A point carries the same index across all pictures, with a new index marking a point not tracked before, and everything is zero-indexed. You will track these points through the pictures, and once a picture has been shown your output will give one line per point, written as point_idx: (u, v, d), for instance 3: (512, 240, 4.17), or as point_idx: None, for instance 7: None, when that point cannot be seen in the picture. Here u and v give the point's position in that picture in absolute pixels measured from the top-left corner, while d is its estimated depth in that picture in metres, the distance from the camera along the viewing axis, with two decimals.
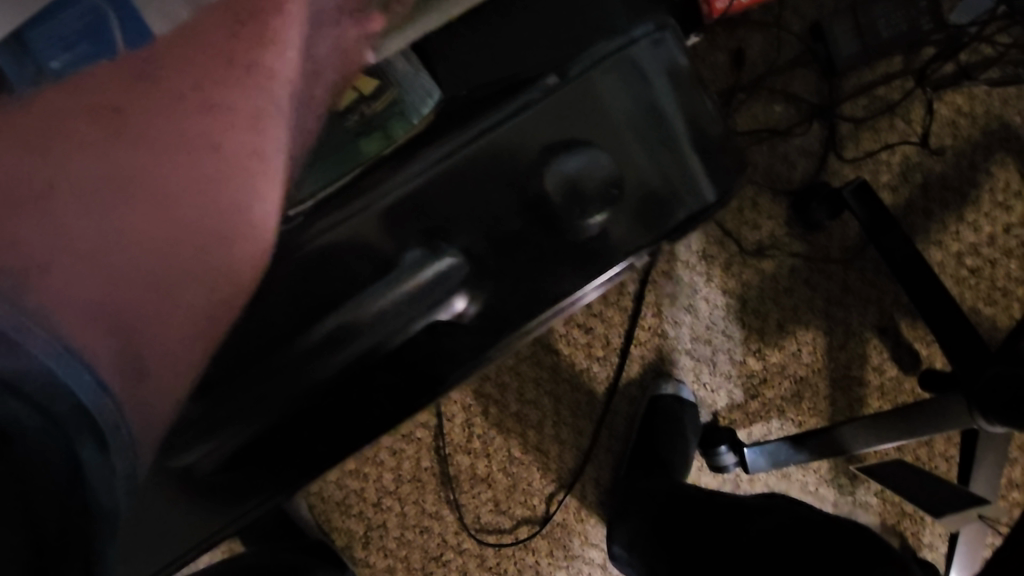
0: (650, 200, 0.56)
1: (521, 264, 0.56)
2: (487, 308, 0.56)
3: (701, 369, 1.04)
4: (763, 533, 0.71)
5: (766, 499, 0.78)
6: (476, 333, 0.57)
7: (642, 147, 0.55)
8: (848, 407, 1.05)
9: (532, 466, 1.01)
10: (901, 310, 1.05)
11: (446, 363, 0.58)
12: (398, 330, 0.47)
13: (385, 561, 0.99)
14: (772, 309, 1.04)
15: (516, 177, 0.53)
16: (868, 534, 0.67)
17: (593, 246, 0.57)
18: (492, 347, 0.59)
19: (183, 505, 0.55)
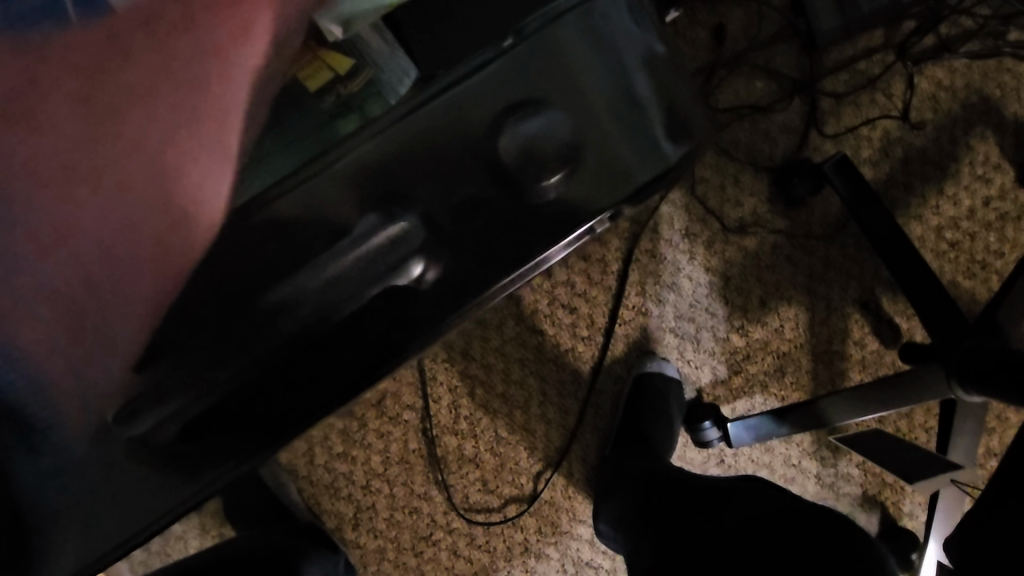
0: (613, 184, 0.41)
1: (485, 228, 0.40)
2: (449, 270, 0.41)
3: (685, 347, 1.05)
4: (751, 519, 0.72)
5: (744, 483, 0.80)
6: (432, 301, 0.41)
7: (612, 120, 0.40)
8: (830, 380, 1.06)
9: (519, 446, 1.02)
10: (881, 284, 1.06)
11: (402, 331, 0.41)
12: (353, 296, 0.35)
13: (375, 542, 1.00)
14: (754, 286, 1.05)
15: (473, 146, 0.38)
16: (866, 542, 0.68)
17: (561, 217, 0.40)
18: (442, 320, 0.42)
19: (161, 467, 0.38)
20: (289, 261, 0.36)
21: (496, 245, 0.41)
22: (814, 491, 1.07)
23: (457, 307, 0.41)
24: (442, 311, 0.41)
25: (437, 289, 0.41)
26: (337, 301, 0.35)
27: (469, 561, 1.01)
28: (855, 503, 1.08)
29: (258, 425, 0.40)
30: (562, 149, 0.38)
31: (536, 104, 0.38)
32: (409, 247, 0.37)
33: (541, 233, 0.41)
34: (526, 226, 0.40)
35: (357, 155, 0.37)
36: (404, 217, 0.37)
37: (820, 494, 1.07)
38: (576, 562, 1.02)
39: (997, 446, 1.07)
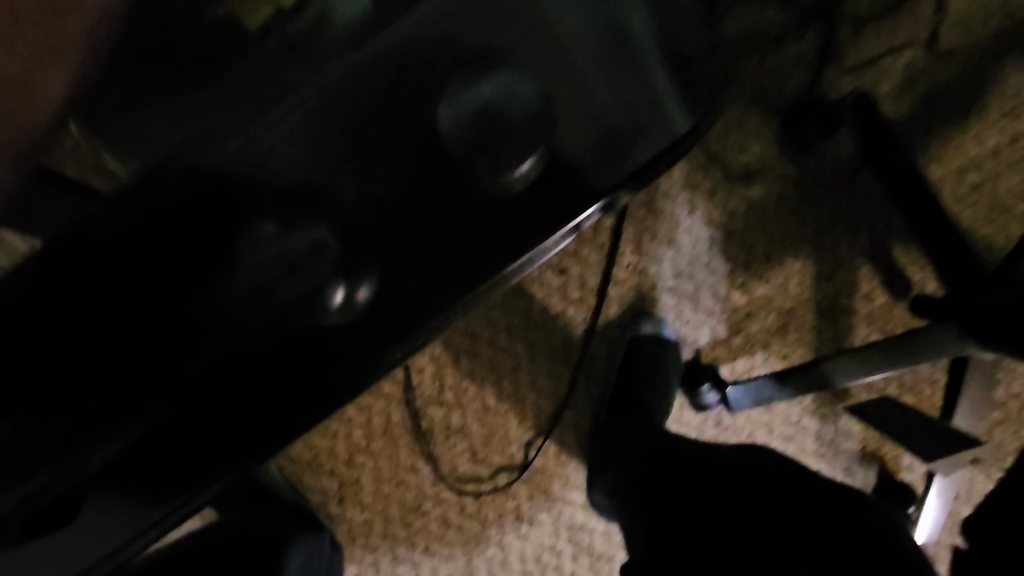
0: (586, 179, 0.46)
1: (416, 236, 0.45)
2: (388, 294, 0.46)
3: (683, 307, 0.98)
4: (763, 507, 0.65)
5: (746, 452, 0.74)
6: (375, 328, 0.46)
7: (608, 105, 0.44)
8: (836, 337, 1.00)
9: (507, 414, 0.97)
10: (895, 234, 0.98)
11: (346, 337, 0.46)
12: (277, 300, 0.42)
13: (362, 516, 0.97)
14: (758, 240, 0.97)
15: (427, 136, 0.42)
16: (890, 538, 0.61)
17: (548, 191, 0.46)
18: (384, 349, 0.47)
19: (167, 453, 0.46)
20: (239, 265, 0.40)
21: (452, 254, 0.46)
22: (813, 449, 1.04)
23: (395, 340, 0.47)
24: (385, 341, 0.47)
25: (372, 309, 0.46)
26: (271, 300, 0.42)
27: (461, 530, 0.98)
28: (854, 459, 1.05)
29: (237, 424, 0.47)
30: (491, 145, 0.42)
31: (523, 103, 0.42)
32: (337, 259, 0.43)
33: (494, 241, 0.46)
34: (474, 229, 0.46)
35: (335, 157, 0.41)
36: (321, 222, 0.42)
37: (819, 451, 1.04)
38: (570, 528, 1.00)
39: (1004, 397, 1.03)
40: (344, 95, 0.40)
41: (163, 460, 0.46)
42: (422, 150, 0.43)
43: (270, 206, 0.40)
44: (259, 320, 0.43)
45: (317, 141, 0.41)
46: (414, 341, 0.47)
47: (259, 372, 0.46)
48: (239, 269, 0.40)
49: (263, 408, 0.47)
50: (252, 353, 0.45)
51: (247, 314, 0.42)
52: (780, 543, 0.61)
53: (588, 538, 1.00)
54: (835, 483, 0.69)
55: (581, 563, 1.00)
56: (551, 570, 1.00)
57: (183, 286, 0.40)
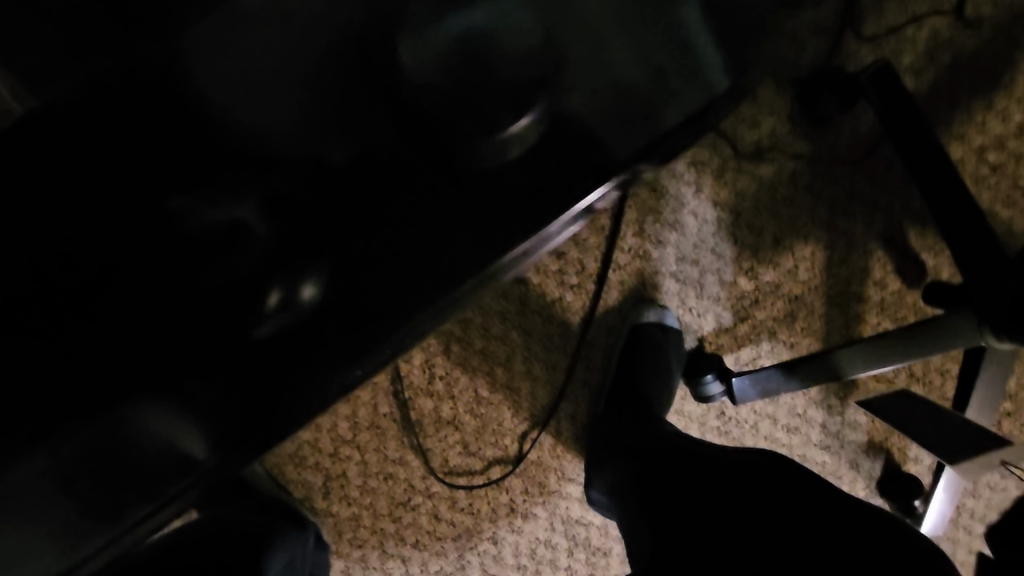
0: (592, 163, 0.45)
1: (380, 222, 0.43)
2: (351, 301, 0.42)
3: (687, 293, 0.94)
4: (777, 506, 0.61)
5: (758, 455, 0.69)
6: (337, 342, 0.42)
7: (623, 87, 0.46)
8: (845, 326, 0.95)
9: (501, 405, 0.93)
10: (911, 216, 0.93)
11: (303, 343, 0.42)
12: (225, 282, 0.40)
13: (349, 510, 0.92)
14: (767, 222, 0.92)
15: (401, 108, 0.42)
16: (914, 540, 0.56)
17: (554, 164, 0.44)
18: (343, 366, 0.42)
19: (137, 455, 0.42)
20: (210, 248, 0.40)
21: (429, 253, 0.43)
22: (818, 440, 1.01)
23: (353, 353, 0.42)
24: (346, 355, 0.42)
25: (332, 314, 0.42)
26: (236, 286, 0.40)
27: (452, 524, 0.94)
28: (860, 451, 1.02)
29: (191, 442, 0.43)
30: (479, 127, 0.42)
31: (534, 81, 0.44)
32: (304, 250, 0.41)
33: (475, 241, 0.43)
34: (449, 222, 0.43)
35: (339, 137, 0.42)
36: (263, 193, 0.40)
37: (824, 443, 1.01)
38: (566, 521, 0.96)
39: (1016, 388, 0.99)
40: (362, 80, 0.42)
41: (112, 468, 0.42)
42: (410, 130, 0.42)
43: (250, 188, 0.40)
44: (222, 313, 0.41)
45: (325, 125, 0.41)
46: (377, 355, 0.42)
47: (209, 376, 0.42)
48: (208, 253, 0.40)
49: (219, 418, 0.43)
50: (197, 349, 0.41)
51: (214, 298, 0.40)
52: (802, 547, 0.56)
53: (585, 531, 0.96)
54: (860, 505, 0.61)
55: (577, 558, 0.97)
56: (545, 565, 0.96)
57: (150, 266, 0.39)
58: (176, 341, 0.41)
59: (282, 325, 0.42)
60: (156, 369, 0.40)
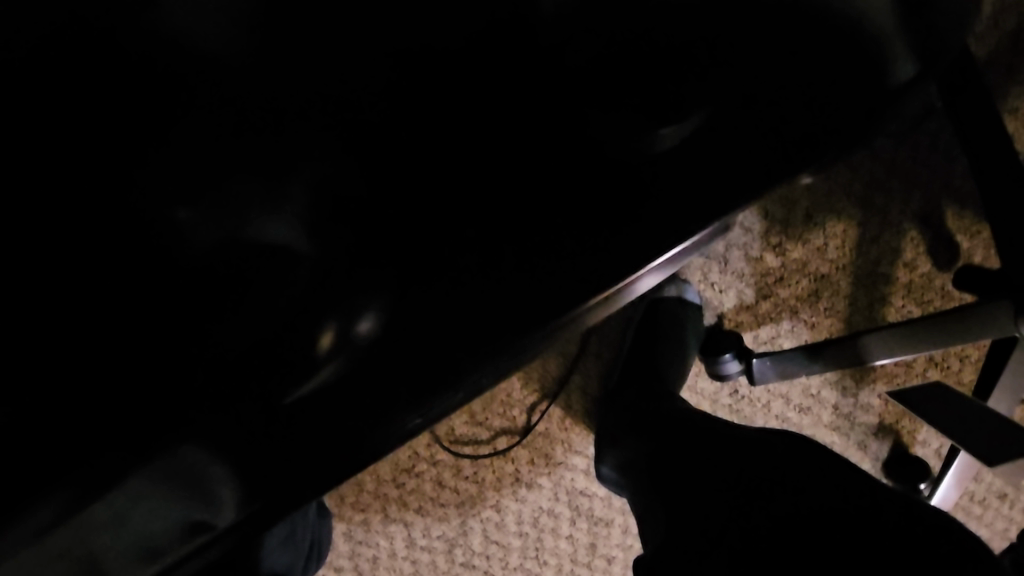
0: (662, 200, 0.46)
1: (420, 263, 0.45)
2: (406, 349, 0.44)
3: (710, 268, 0.92)
4: (773, 471, 0.57)
5: (775, 437, 0.63)
6: (395, 389, 0.44)
7: (696, 94, 0.46)
8: (870, 308, 0.91)
9: (510, 376, 0.91)
10: (951, 194, 0.88)
11: (360, 402, 0.43)
12: (285, 306, 0.43)
13: (352, 475, 0.91)
14: (801, 196, 0.89)
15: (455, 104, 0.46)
16: (917, 502, 0.52)
17: (622, 197, 0.46)
18: (404, 413, 0.43)
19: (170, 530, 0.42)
20: (281, 273, 0.42)
21: (480, 297, 0.45)
22: (829, 421, 0.99)
23: (418, 405, 0.43)
24: (404, 406, 0.43)
25: (387, 352, 0.44)
26: (301, 309, 0.43)
27: (455, 492, 0.93)
28: (869, 433, 1.00)
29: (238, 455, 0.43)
30: (536, 149, 0.47)
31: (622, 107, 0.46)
32: (363, 284, 0.44)
33: (538, 300, 0.45)
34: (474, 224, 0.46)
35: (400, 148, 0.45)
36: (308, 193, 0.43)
37: (835, 423, 0.99)
38: (570, 492, 0.94)
39: None
40: (422, 67, 0.44)
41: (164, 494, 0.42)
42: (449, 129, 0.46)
43: (321, 211, 0.43)
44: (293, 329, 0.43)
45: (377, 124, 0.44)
46: (439, 407, 0.44)
47: (255, 407, 0.43)
48: (254, 264, 0.42)
49: (264, 463, 0.43)
50: (229, 366, 0.43)
51: (290, 312, 0.43)
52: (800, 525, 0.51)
53: (588, 503, 0.94)
54: (909, 500, 0.53)
55: (578, 528, 0.95)
56: (546, 533, 0.94)
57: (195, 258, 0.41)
58: (229, 364, 0.43)
59: (330, 362, 0.43)
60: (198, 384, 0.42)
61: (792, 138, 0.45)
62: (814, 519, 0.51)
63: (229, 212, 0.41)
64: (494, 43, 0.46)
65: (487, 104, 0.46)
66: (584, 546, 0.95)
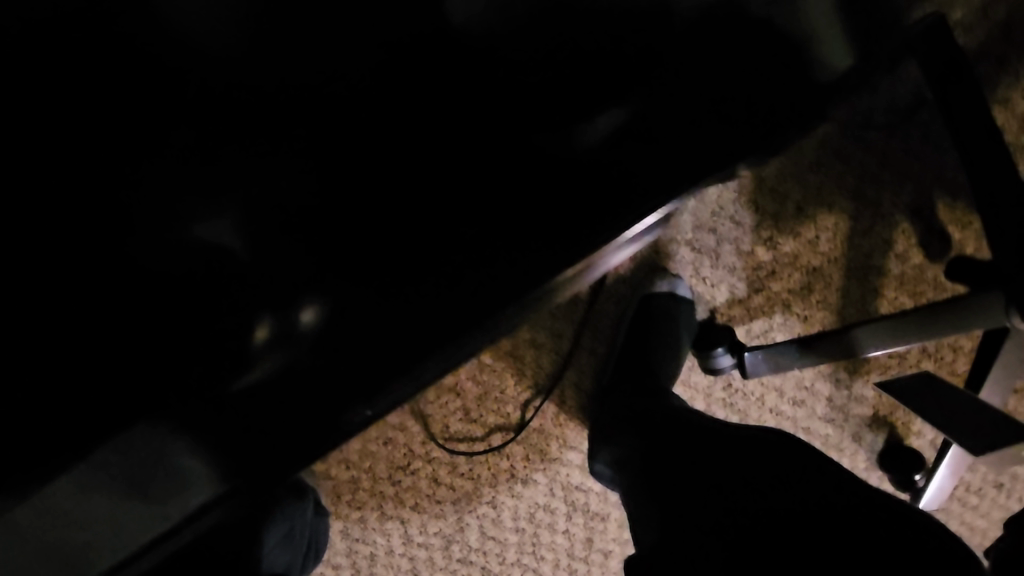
0: (584, 202, 0.54)
1: (363, 267, 0.51)
2: (351, 349, 0.50)
3: (701, 262, 0.91)
4: (765, 472, 0.57)
5: (765, 432, 0.63)
6: (346, 385, 0.50)
7: (622, 97, 0.55)
8: (862, 300, 0.91)
9: (504, 372, 0.91)
10: (942, 185, 0.89)
11: (312, 392, 0.50)
12: (235, 305, 0.48)
13: (348, 473, 0.92)
14: (792, 189, 0.90)
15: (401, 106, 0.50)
16: (900, 505, 0.52)
17: (546, 204, 0.54)
18: (354, 407, 0.50)
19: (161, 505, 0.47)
20: (237, 277, 0.48)
21: (416, 296, 0.51)
22: (823, 413, 0.99)
23: (368, 396, 0.50)
24: (355, 399, 0.50)
25: (330, 341, 0.50)
26: (253, 304, 0.49)
27: (451, 488, 0.93)
28: (864, 424, 1.00)
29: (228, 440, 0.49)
30: (460, 154, 0.53)
31: (560, 110, 0.54)
32: (307, 284, 0.50)
33: (471, 302, 0.51)
34: (422, 224, 0.52)
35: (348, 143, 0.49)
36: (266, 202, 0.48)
37: (829, 416, 0.99)
38: (565, 487, 0.94)
39: None
40: (380, 71, 0.48)
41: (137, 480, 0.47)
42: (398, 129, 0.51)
43: (269, 202, 0.48)
44: (239, 323, 0.48)
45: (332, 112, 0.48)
46: (387, 396, 0.50)
47: (212, 397, 0.48)
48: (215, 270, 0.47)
49: (232, 450, 0.49)
50: (180, 356, 0.48)
51: (239, 310, 0.48)
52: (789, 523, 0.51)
53: (583, 498, 0.95)
54: (900, 504, 0.53)
55: (575, 523, 0.95)
56: (543, 528, 0.95)
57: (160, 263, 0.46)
58: (187, 359, 0.48)
59: (272, 358, 0.49)
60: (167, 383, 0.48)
61: (700, 135, 0.56)
62: (805, 524, 0.51)
63: (175, 220, 0.45)
64: (441, 46, 0.50)
65: (427, 105, 0.51)
66: (581, 540, 0.96)
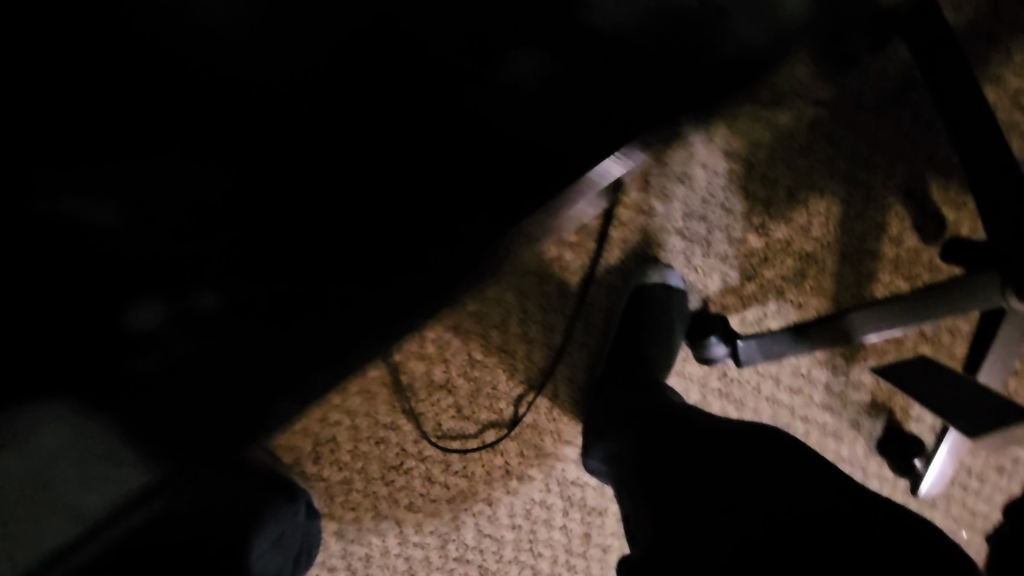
0: (482, 189, 0.63)
1: (277, 251, 0.58)
2: (258, 342, 0.57)
3: (693, 251, 0.90)
4: (767, 471, 0.56)
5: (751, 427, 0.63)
6: (266, 380, 0.57)
7: (564, 64, 0.67)
8: (857, 285, 0.90)
9: (496, 368, 0.90)
10: (933, 166, 0.88)
11: (225, 385, 0.56)
12: (145, 292, 0.54)
13: (340, 475, 0.90)
14: (782, 173, 0.88)
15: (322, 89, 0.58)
16: (890, 504, 0.52)
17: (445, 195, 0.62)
18: (279, 397, 0.57)
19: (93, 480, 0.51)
20: (153, 261, 0.55)
21: (327, 283, 0.59)
22: (821, 400, 0.98)
23: (293, 390, 0.58)
24: (277, 391, 0.57)
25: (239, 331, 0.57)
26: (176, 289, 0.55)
27: (445, 487, 0.92)
28: (862, 411, 0.99)
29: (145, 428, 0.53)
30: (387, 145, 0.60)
31: (516, 69, 0.66)
32: (210, 276, 0.56)
33: (373, 299, 0.60)
34: (333, 210, 0.59)
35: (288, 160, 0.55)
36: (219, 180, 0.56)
37: (826, 403, 0.98)
38: (561, 482, 0.94)
39: None
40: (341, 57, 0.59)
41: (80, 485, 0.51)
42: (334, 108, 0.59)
43: (256, 193, 0.57)
44: (175, 309, 0.55)
45: (306, 112, 0.58)
46: (317, 375, 0.59)
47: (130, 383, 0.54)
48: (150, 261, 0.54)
49: (156, 436, 0.54)
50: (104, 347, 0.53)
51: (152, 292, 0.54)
52: (780, 521, 0.51)
53: (580, 492, 0.94)
54: (890, 503, 0.52)
55: (572, 517, 0.94)
56: (540, 524, 0.94)
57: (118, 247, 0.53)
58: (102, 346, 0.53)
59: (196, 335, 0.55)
60: (114, 369, 0.54)
61: (630, 96, 0.68)
62: (792, 520, 0.50)
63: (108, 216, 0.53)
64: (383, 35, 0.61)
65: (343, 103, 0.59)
66: (579, 536, 0.95)
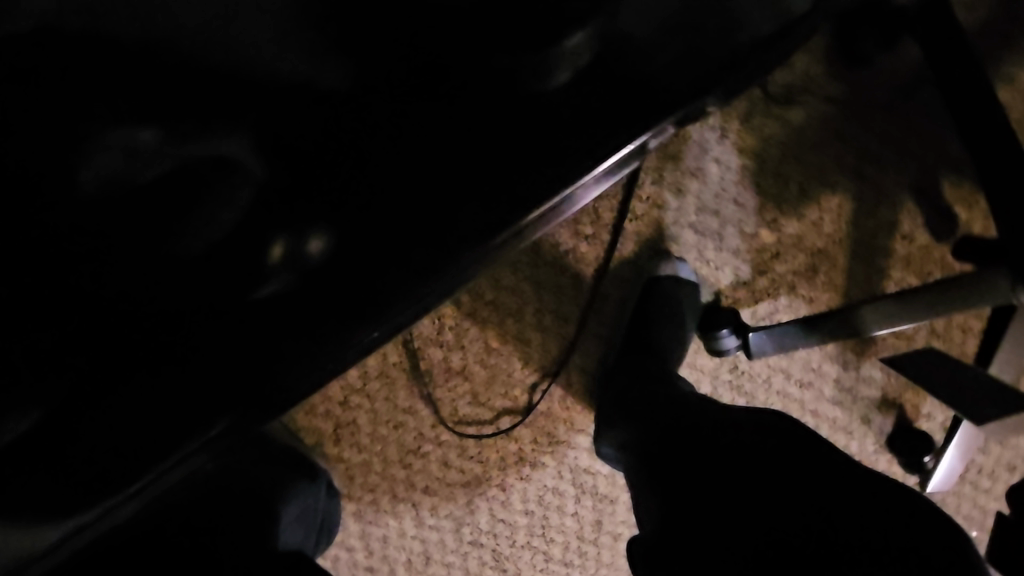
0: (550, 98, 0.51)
1: (292, 183, 0.46)
2: (308, 278, 0.46)
3: (705, 245, 0.92)
4: (773, 458, 0.57)
5: (759, 414, 0.64)
6: (334, 308, 0.46)
7: None
8: (867, 281, 0.92)
9: (512, 356, 0.93)
10: (946, 165, 0.90)
11: (275, 326, 0.46)
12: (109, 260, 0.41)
13: (359, 457, 0.93)
14: (794, 170, 0.90)
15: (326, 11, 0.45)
16: (892, 490, 0.54)
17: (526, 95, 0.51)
18: (354, 329, 0.46)
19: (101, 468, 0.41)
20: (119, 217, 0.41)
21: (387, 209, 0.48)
22: (831, 395, 0.99)
23: (366, 318, 0.46)
24: (349, 324, 0.46)
25: (271, 269, 0.45)
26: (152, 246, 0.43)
27: (461, 472, 0.95)
28: (873, 407, 1.00)
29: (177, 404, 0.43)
30: (428, 100, 0.48)
31: None
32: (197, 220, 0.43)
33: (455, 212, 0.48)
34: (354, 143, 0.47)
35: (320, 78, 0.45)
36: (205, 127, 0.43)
37: (836, 398, 0.99)
38: (574, 470, 0.96)
39: None
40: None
41: (95, 446, 0.42)
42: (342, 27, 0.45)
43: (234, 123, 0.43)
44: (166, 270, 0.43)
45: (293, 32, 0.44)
46: (388, 314, 0.47)
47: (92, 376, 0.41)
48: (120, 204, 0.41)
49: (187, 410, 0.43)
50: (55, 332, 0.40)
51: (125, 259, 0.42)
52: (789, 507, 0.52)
53: (592, 480, 0.96)
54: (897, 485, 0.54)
55: (584, 505, 0.97)
56: (552, 511, 0.96)
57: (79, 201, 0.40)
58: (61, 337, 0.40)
59: (212, 280, 0.44)
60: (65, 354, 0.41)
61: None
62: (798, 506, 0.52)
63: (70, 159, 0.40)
64: None
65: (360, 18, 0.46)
66: (590, 523, 0.97)
